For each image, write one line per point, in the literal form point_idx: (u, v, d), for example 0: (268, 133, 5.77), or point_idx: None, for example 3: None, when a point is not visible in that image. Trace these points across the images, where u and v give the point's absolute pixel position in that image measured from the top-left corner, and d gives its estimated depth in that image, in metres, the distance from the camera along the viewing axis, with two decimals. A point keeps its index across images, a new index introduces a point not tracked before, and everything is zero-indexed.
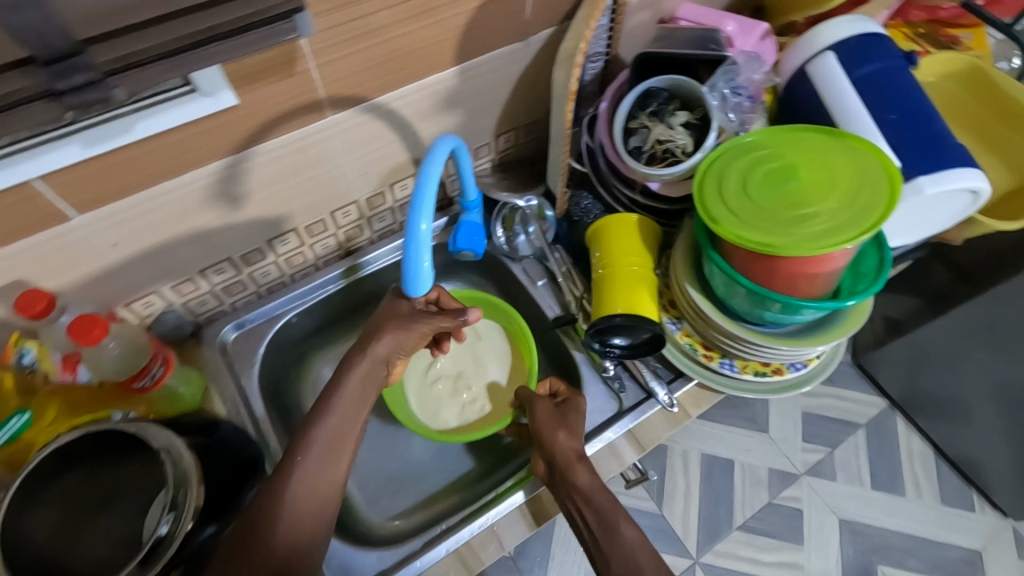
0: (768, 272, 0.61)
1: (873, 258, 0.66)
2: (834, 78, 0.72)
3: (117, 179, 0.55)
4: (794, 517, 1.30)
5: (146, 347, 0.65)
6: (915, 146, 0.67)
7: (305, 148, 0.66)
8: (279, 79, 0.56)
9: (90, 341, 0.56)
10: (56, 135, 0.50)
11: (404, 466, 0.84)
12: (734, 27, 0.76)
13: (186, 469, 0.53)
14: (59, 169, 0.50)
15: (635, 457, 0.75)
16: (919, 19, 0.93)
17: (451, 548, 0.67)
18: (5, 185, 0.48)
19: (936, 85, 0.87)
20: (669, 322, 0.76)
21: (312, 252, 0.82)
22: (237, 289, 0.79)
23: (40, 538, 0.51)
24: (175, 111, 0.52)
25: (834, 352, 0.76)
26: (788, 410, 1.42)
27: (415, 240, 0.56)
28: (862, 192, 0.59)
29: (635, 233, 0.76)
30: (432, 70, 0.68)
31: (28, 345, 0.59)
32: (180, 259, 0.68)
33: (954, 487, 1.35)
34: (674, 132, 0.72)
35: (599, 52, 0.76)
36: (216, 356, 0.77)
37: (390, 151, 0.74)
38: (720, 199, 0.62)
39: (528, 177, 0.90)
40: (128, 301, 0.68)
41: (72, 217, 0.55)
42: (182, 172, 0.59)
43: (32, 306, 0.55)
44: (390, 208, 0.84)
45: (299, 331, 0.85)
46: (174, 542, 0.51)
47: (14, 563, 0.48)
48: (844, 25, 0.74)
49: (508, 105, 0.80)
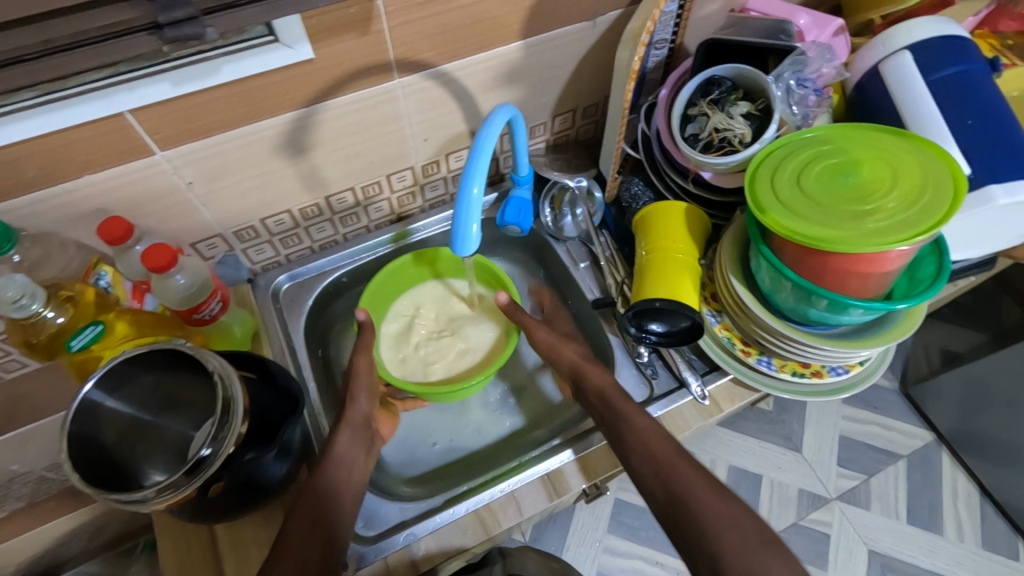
0: (817, 267, 0.60)
1: (931, 264, 0.63)
2: (908, 80, 0.70)
3: (199, 119, 0.59)
4: (822, 541, 1.25)
5: (208, 282, 0.68)
6: (992, 156, 0.65)
7: (371, 108, 0.69)
8: (355, 36, 0.59)
9: (159, 269, 0.61)
10: (150, 72, 0.54)
11: (434, 430, 0.86)
12: (806, 21, 0.76)
13: (233, 396, 0.56)
14: (150, 105, 0.55)
15: (702, 422, 0.75)
16: (1009, 30, 0.85)
17: (471, 508, 0.70)
18: (100, 115, 0.53)
19: (1021, 100, 0.81)
20: (709, 314, 0.76)
21: (366, 214, 0.85)
22: (293, 242, 0.82)
23: (108, 441, 0.57)
24: (260, 58, 0.56)
25: (879, 362, 0.74)
26: (825, 429, 1.37)
27: (465, 203, 0.58)
28: (925, 192, 0.57)
29: (681, 220, 0.75)
30: (499, 42, 0.70)
31: (105, 269, 0.62)
32: (245, 205, 0.72)
33: (998, 532, 1.27)
34: (734, 121, 0.71)
35: (664, 39, 0.75)
36: (268, 303, 0.82)
37: (448, 120, 0.76)
38: (772, 191, 0.62)
39: (581, 160, 0.91)
40: (194, 241, 0.73)
41: (156, 152, 0.60)
42: (256, 120, 0.62)
43: (112, 233, 0.59)
44: (443, 178, 0.86)
45: (346, 290, 0.89)
46: (218, 459, 0.54)
47: (87, 457, 0.54)
48: (926, 26, 0.71)
49: (570, 84, 0.81)
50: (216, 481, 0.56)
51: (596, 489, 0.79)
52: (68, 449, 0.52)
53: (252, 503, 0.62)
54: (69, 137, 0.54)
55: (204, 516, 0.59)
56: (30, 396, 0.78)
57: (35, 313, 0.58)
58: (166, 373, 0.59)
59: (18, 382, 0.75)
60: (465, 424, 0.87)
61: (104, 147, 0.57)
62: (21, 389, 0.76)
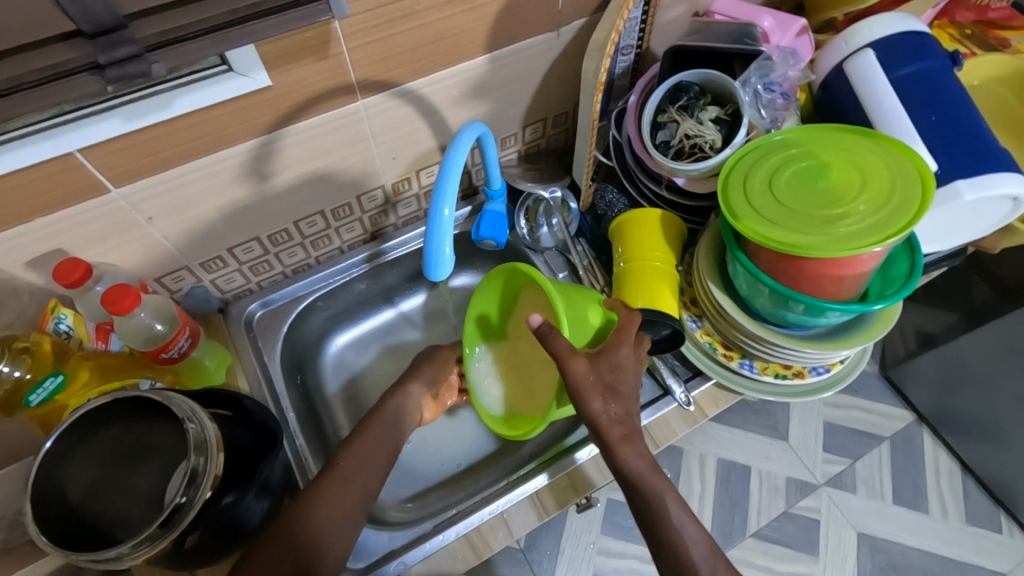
0: (792, 272, 0.60)
1: (904, 262, 0.64)
2: (871, 77, 0.70)
3: (154, 154, 0.57)
4: (811, 528, 1.27)
5: (175, 318, 0.66)
6: (958, 150, 0.65)
7: (336, 131, 0.67)
8: (313, 61, 0.58)
9: (121, 311, 0.58)
10: (99, 109, 0.51)
11: (419, 450, 0.85)
12: (770, 22, 0.76)
13: (209, 436, 0.55)
14: (99, 142, 0.52)
15: (687, 429, 0.75)
16: (966, 20, 0.86)
17: (462, 532, 0.68)
18: (47, 157, 0.51)
19: (981, 89, 0.82)
20: (690, 320, 0.76)
21: (338, 235, 0.83)
22: (264, 268, 0.80)
23: (74, 496, 0.55)
24: (215, 88, 0.54)
25: (858, 359, 0.75)
26: (810, 417, 1.38)
27: (437, 225, 0.57)
28: (894, 194, 0.58)
29: (658, 227, 0.75)
30: (463, 57, 0.68)
31: (65, 311, 0.61)
32: (210, 236, 0.70)
33: (980, 507, 1.29)
34: (703, 127, 0.71)
35: (629, 45, 0.75)
36: (241, 332, 0.79)
37: (416, 137, 0.75)
38: (745, 197, 0.61)
39: (554, 169, 0.90)
40: (159, 275, 0.71)
41: (111, 190, 0.57)
42: (216, 150, 0.60)
43: (70, 274, 0.57)
44: (415, 195, 0.85)
45: (322, 314, 0.86)
46: (193, 508, 0.53)
47: (49, 518, 0.53)
48: (886, 23, 0.72)
49: (539, 94, 0.80)
50: (192, 532, 0.54)
51: (587, 500, 0.78)
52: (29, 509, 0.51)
53: (234, 546, 0.60)
54: (15, 181, 0.51)
55: (183, 565, 0.57)
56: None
57: None
58: (133, 421, 0.58)
59: None
60: (451, 442, 0.85)
61: (54, 189, 0.54)
62: None
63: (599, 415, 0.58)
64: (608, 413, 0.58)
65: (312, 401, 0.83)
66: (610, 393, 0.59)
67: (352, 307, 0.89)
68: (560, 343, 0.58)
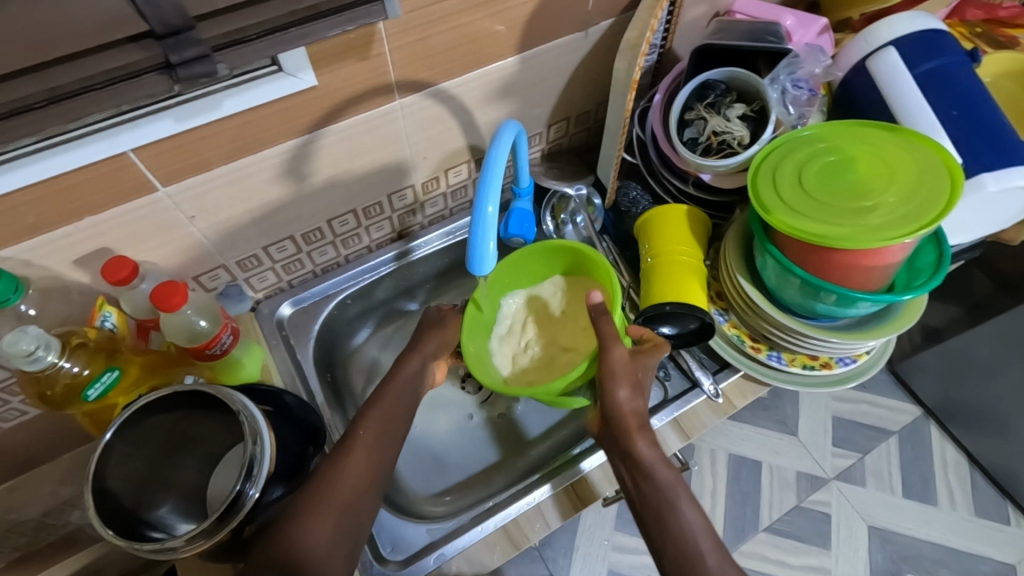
0: (822, 263, 0.62)
1: (931, 254, 0.66)
2: (895, 74, 0.72)
3: (200, 153, 0.58)
4: (823, 521, 1.28)
5: (219, 316, 0.67)
6: (979, 144, 0.67)
7: (372, 131, 0.68)
8: (355, 61, 0.59)
9: (171, 308, 0.60)
10: (152, 109, 0.52)
11: (446, 446, 0.86)
12: (791, 22, 0.78)
13: (259, 429, 0.56)
14: (150, 142, 0.53)
15: (719, 420, 0.77)
16: (976, 19, 0.88)
17: (498, 524, 0.70)
18: (101, 157, 0.52)
19: (995, 85, 0.84)
20: (717, 313, 0.77)
21: (367, 234, 0.84)
22: (295, 267, 0.81)
23: (127, 489, 0.56)
24: (265, 88, 0.55)
25: (883, 349, 0.76)
26: (819, 411, 1.40)
27: (481, 222, 0.58)
28: (922, 186, 0.59)
29: (684, 222, 0.76)
30: (495, 58, 0.70)
31: (113, 309, 0.62)
32: (247, 235, 0.71)
33: (988, 498, 1.31)
34: (731, 123, 0.73)
35: (655, 44, 0.77)
36: (273, 331, 0.80)
37: (448, 136, 0.76)
38: (774, 190, 0.63)
39: (576, 167, 0.91)
40: (197, 274, 0.72)
41: (158, 189, 0.58)
42: (259, 150, 0.61)
43: (118, 273, 0.58)
44: (443, 193, 0.86)
45: (350, 312, 0.87)
46: (250, 500, 0.54)
47: (109, 515, 0.54)
48: (905, 21, 0.74)
49: (564, 92, 0.82)
50: (249, 524, 0.55)
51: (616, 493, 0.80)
52: (93, 505, 0.52)
53: None
54: (70, 180, 0.52)
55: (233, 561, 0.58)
56: (29, 445, 0.75)
57: (50, 364, 0.57)
58: (186, 411, 0.59)
59: (17, 430, 0.72)
60: (479, 438, 0.87)
61: (105, 189, 0.55)
62: (20, 436, 0.73)
63: (621, 402, 0.61)
64: (632, 404, 0.62)
65: (342, 399, 0.83)
66: (638, 387, 0.62)
67: (378, 306, 0.90)
68: (610, 327, 0.64)
